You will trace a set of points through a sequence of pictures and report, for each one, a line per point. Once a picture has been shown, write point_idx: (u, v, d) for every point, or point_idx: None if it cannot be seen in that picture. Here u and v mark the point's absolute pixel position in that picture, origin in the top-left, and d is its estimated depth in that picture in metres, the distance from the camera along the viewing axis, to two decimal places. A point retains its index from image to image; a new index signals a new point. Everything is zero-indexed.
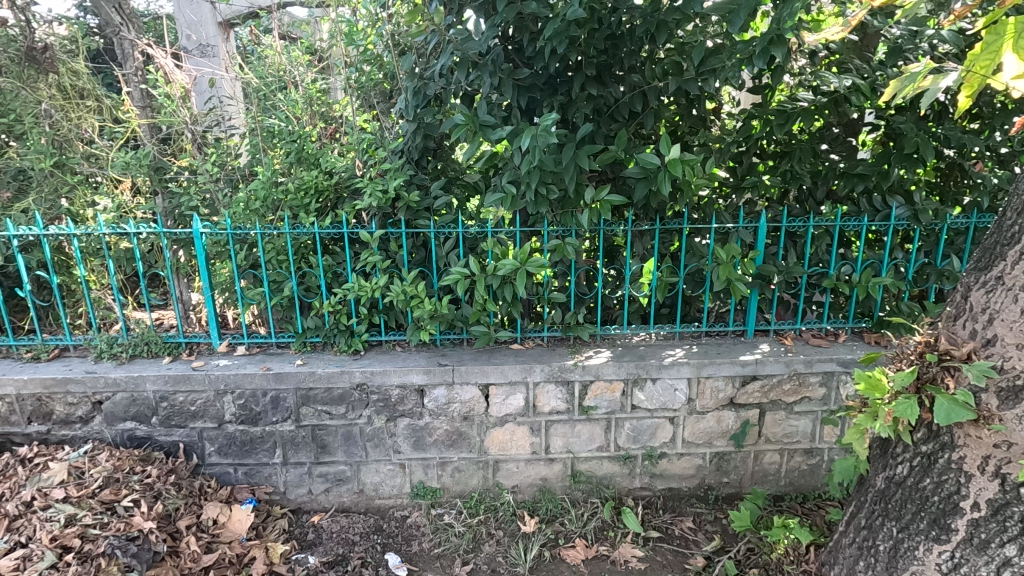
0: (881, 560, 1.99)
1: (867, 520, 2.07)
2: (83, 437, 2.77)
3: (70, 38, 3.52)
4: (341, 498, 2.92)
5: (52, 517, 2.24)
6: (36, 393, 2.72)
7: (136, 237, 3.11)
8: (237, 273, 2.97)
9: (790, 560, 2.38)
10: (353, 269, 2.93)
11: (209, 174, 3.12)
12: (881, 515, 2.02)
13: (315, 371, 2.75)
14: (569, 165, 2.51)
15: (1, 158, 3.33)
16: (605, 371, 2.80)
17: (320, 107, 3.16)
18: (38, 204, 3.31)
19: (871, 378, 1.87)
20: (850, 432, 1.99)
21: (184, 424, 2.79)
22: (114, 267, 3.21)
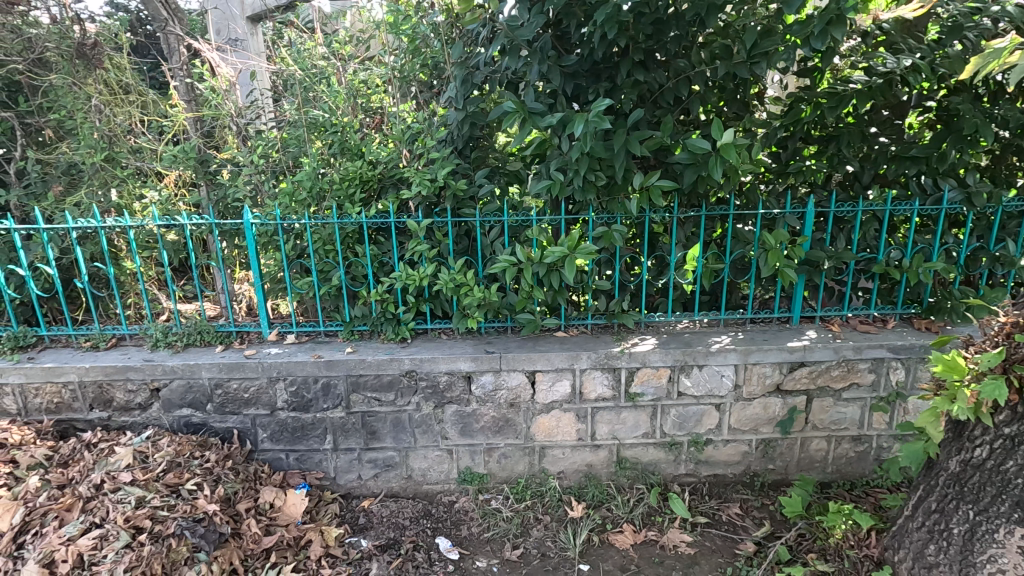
0: (954, 544, 1.99)
1: (938, 504, 2.07)
2: (142, 423, 2.86)
3: (115, 35, 3.59)
4: (390, 483, 2.98)
5: (123, 499, 2.29)
6: (98, 380, 2.80)
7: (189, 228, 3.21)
8: (285, 262, 3.01)
9: (849, 545, 2.37)
10: (399, 258, 2.96)
11: (254, 166, 3.18)
12: (955, 498, 2.02)
13: (365, 358, 2.80)
14: (619, 151, 2.49)
15: (54, 153, 3.45)
16: (651, 358, 2.80)
17: (361, 98, 3.20)
18: (90, 198, 3.40)
19: (949, 359, 1.90)
20: (925, 416, 2.01)
21: (238, 411, 2.86)
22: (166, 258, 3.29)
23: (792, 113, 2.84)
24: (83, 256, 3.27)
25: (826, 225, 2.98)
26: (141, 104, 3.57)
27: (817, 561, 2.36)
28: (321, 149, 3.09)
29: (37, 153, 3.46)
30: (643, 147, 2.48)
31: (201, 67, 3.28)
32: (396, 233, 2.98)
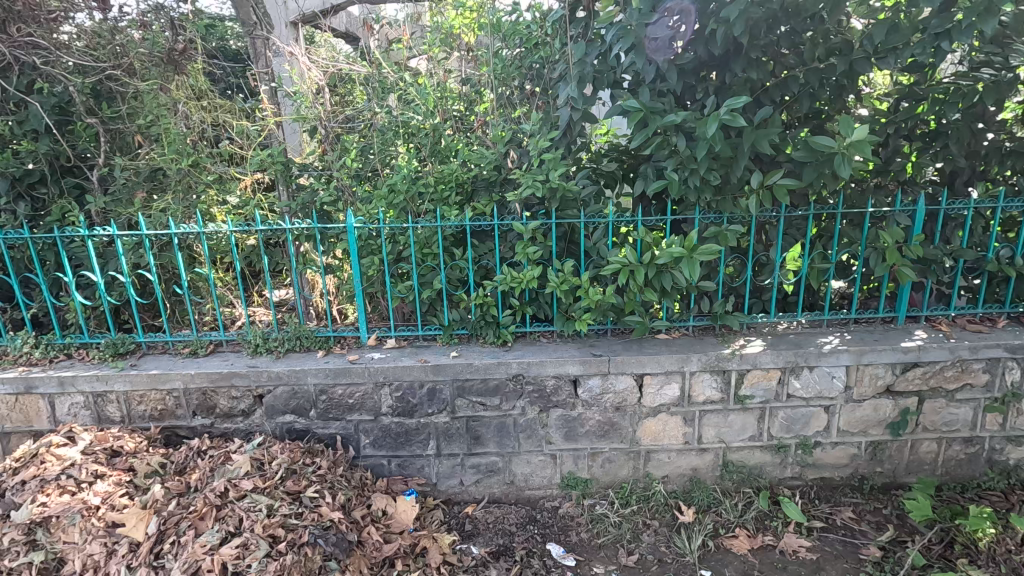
0: None
1: None
2: (246, 430, 2.83)
3: (194, 39, 3.60)
4: (492, 489, 2.94)
5: (251, 507, 2.26)
6: (203, 387, 2.78)
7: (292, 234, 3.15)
8: (386, 267, 2.95)
9: (1004, 547, 2.39)
10: (500, 261, 2.93)
11: (344, 170, 3.17)
12: None
13: (472, 362, 2.76)
14: (745, 149, 2.43)
15: (139, 159, 3.45)
16: (763, 360, 2.76)
17: (451, 99, 3.17)
18: (176, 204, 3.40)
19: None
20: None
21: (342, 417, 2.83)
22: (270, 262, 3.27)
23: (905, 110, 2.81)
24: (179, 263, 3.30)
25: (933, 224, 2.93)
26: (221, 107, 3.58)
27: (968, 566, 2.36)
28: (413, 152, 3.11)
29: (121, 159, 3.45)
30: (769, 145, 2.41)
31: (286, 68, 3.28)
32: (495, 235, 2.95)
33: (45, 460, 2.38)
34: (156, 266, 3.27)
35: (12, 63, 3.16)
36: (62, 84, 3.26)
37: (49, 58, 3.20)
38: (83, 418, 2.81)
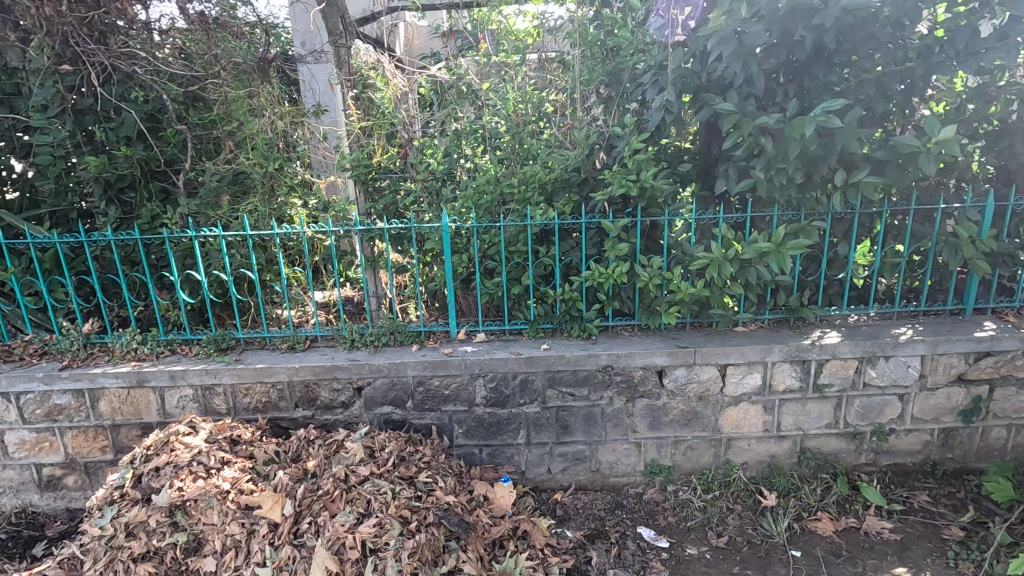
0: None
1: None
2: (345, 421, 2.96)
3: (273, 48, 3.76)
4: (578, 476, 3.07)
5: (375, 490, 2.38)
6: (306, 380, 2.91)
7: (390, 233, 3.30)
8: (477, 264, 3.08)
9: None
10: (585, 258, 3.05)
11: (426, 171, 3.36)
12: None
13: (564, 354, 2.89)
14: (835, 148, 2.55)
15: (224, 163, 3.58)
16: (841, 350, 2.88)
17: (530, 102, 3.29)
18: (262, 206, 3.55)
19: None
20: None
21: (437, 407, 2.96)
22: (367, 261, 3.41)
23: (974, 110, 2.94)
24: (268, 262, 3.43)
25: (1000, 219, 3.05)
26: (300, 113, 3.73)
27: None
28: (494, 155, 3.26)
29: (207, 164, 3.60)
30: (857, 145, 2.54)
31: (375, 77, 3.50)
32: (578, 233, 3.08)
33: (175, 448, 2.49)
34: (255, 265, 3.43)
35: (112, 72, 3.31)
36: (156, 92, 3.41)
37: (146, 67, 3.36)
38: (191, 410, 2.95)
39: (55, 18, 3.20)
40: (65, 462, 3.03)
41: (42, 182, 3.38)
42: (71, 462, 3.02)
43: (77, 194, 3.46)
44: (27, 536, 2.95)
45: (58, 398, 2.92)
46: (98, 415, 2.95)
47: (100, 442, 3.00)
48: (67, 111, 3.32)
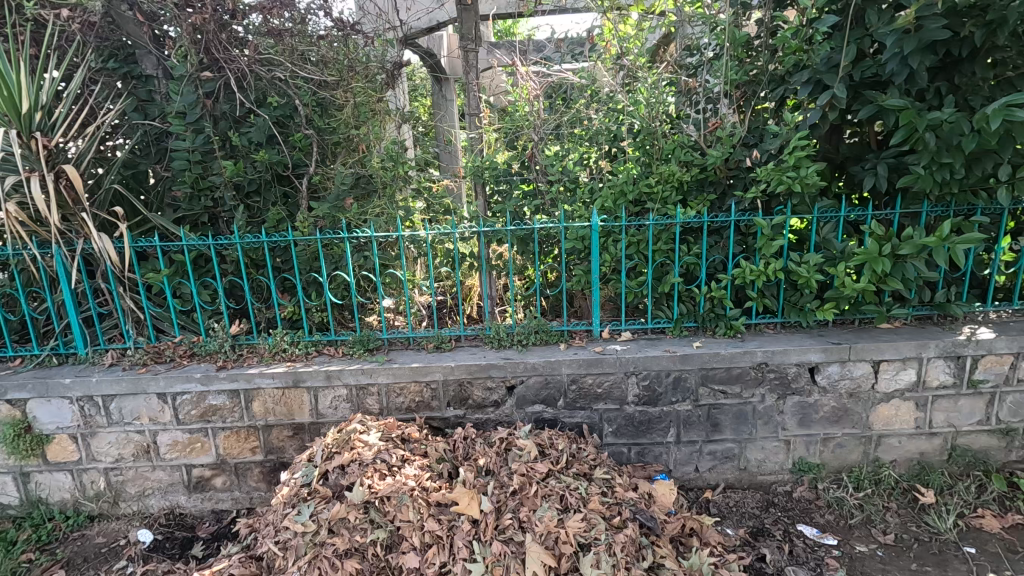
0: None
1: None
2: (496, 420, 2.97)
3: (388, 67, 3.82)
4: (726, 475, 3.06)
5: (564, 485, 2.39)
6: (461, 378, 2.92)
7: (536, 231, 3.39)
8: (623, 263, 3.07)
9: None
10: (729, 256, 3.06)
11: (557, 174, 3.41)
12: None
13: (718, 352, 2.89)
14: (1006, 143, 2.55)
15: (348, 166, 3.61)
16: (998, 346, 2.87)
17: (663, 104, 3.31)
18: (390, 208, 3.58)
19: None
20: None
21: (588, 406, 2.96)
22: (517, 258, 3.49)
23: None
24: (401, 263, 3.46)
25: None
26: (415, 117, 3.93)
27: None
28: (630, 155, 3.29)
29: (332, 167, 3.65)
30: None
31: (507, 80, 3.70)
32: (721, 231, 3.09)
33: (356, 445, 2.50)
34: (399, 265, 3.49)
35: (250, 78, 3.36)
36: (290, 97, 3.46)
37: (286, 74, 3.43)
38: (343, 410, 2.96)
39: (198, 26, 3.26)
40: (215, 463, 3.04)
41: (178, 187, 3.42)
42: (221, 463, 3.04)
43: (209, 198, 3.49)
44: (180, 537, 2.96)
45: (214, 399, 2.94)
46: (251, 415, 2.97)
47: (251, 442, 3.01)
48: (204, 116, 3.37)
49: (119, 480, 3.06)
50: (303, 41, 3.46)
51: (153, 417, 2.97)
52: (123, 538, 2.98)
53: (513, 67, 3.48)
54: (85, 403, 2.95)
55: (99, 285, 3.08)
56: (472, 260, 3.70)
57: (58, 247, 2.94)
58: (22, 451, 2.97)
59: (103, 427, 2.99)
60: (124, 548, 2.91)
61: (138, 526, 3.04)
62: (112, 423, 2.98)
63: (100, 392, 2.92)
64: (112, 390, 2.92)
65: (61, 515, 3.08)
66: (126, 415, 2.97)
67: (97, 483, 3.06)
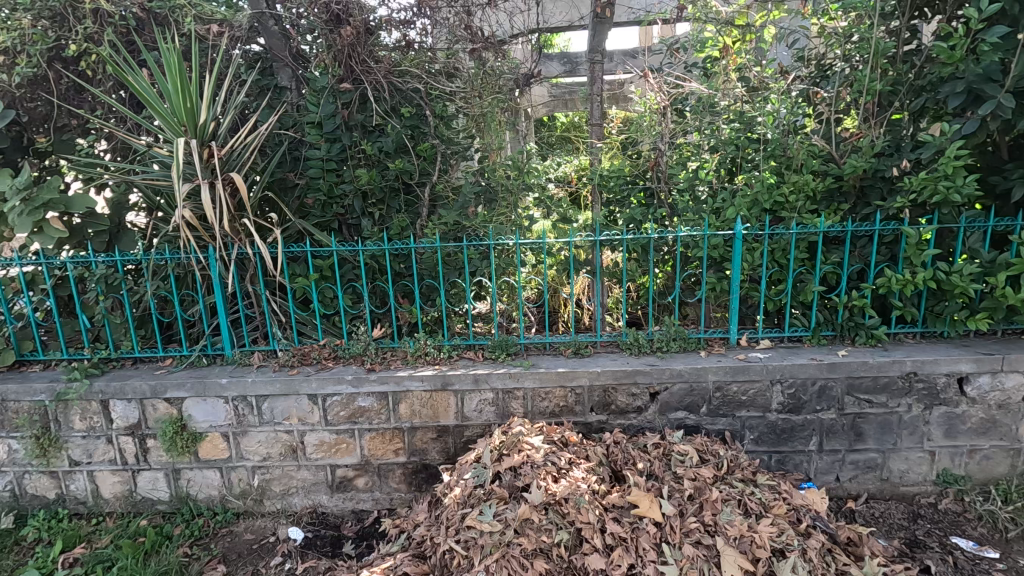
0: None
1: None
2: (638, 426, 2.99)
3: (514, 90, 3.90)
4: (868, 485, 3.03)
5: (739, 490, 2.41)
6: (606, 384, 2.95)
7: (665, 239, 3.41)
8: (763, 272, 3.07)
9: None
10: (869, 266, 3.07)
11: (686, 184, 3.44)
12: None
13: (867, 360, 2.89)
14: None
15: (472, 176, 3.70)
16: None
17: (795, 114, 3.33)
18: (515, 217, 3.65)
19: None
20: None
21: (731, 413, 2.97)
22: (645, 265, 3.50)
23: None
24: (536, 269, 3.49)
25: None
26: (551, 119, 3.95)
27: None
28: (761, 165, 3.31)
29: (456, 176, 3.73)
30: None
31: (633, 92, 3.77)
32: (860, 241, 3.10)
33: (524, 447, 2.55)
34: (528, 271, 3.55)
35: (387, 89, 3.48)
36: (422, 107, 3.57)
37: (419, 86, 3.54)
38: (487, 414, 3.01)
39: (340, 40, 3.38)
40: (358, 464, 3.11)
41: (314, 195, 3.53)
42: (365, 463, 3.10)
43: (340, 206, 3.60)
44: (327, 535, 3.02)
45: (362, 401, 3.01)
46: (397, 417, 3.03)
47: (395, 444, 3.07)
48: (340, 126, 3.48)
49: (266, 479, 3.15)
50: (436, 53, 3.58)
51: (302, 417, 3.05)
52: (271, 536, 3.06)
53: (642, 79, 3.55)
54: (239, 403, 3.04)
55: (249, 289, 3.19)
56: (586, 270, 3.77)
57: (215, 251, 3.05)
58: (177, 448, 3.07)
59: (254, 426, 3.08)
60: (276, 545, 2.98)
61: (285, 524, 3.11)
62: (263, 422, 3.07)
63: (255, 392, 3.02)
64: (266, 391, 3.01)
65: (208, 512, 3.17)
66: (276, 415, 3.05)
67: (244, 480, 3.15)
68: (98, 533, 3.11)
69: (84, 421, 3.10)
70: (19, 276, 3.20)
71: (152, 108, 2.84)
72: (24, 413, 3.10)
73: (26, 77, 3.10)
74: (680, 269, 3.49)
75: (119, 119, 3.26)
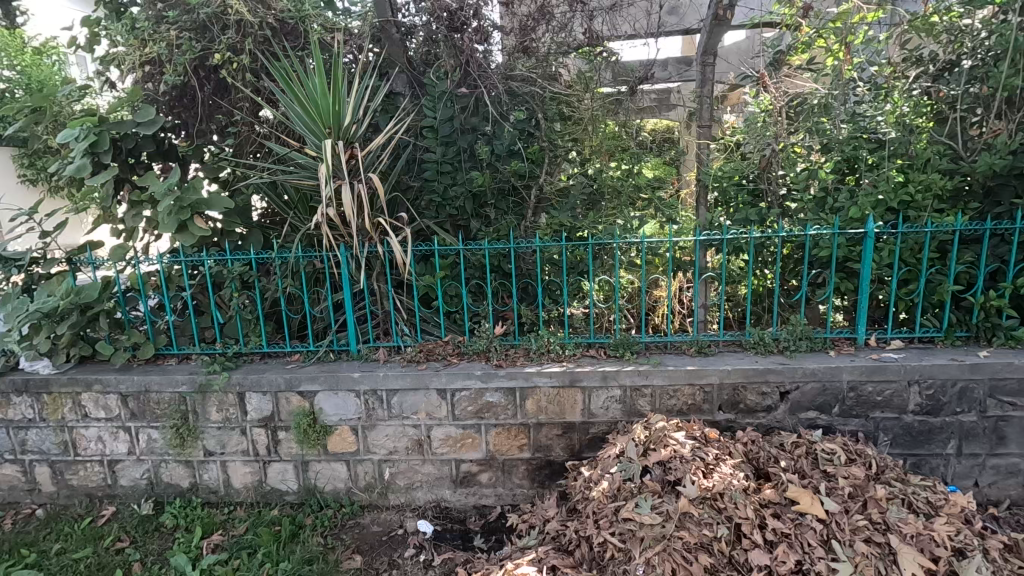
0: None
1: None
2: (768, 425, 2.96)
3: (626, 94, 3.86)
4: (1009, 491, 2.94)
5: (908, 489, 2.44)
6: (736, 383, 2.94)
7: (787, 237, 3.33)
8: (895, 271, 3.02)
9: None
10: (1006, 266, 3.01)
11: (804, 184, 3.43)
12: None
13: (1012, 362, 2.81)
14: None
15: (582, 178, 3.75)
16: None
17: (919, 112, 3.29)
18: (624, 218, 3.69)
19: None
20: None
21: (865, 414, 2.92)
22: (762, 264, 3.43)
23: None
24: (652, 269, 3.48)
25: None
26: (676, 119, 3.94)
27: None
28: (885, 164, 3.27)
29: (565, 178, 3.79)
30: None
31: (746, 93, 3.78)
32: (996, 240, 3.04)
33: (670, 442, 2.56)
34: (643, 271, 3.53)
35: (503, 93, 3.57)
36: (535, 110, 3.64)
37: (534, 89, 3.61)
38: (614, 411, 3.03)
39: (461, 46, 3.48)
40: (483, 459, 3.16)
41: (431, 197, 3.64)
42: (490, 459, 3.15)
43: (453, 207, 3.70)
44: (454, 529, 3.07)
45: (491, 396, 3.07)
46: (524, 413, 3.08)
47: (520, 440, 3.11)
48: (456, 129, 3.57)
49: (392, 472, 3.22)
50: (550, 59, 3.65)
51: (431, 412, 3.12)
52: (399, 528, 3.12)
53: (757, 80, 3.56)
54: (369, 397, 3.13)
55: (376, 287, 3.30)
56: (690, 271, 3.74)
57: (346, 248, 3.16)
58: (310, 439, 3.17)
59: (383, 420, 3.15)
60: (406, 537, 3.03)
61: (411, 517, 3.17)
62: (391, 416, 3.15)
63: (386, 386, 3.10)
64: (397, 385, 3.09)
65: (335, 504, 3.25)
66: (405, 409, 3.13)
67: (369, 473, 3.22)
68: (231, 521, 3.22)
69: (221, 412, 3.23)
70: (159, 273, 3.36)
71: (296, 116, 3.01)
72: (165, 404, 3.25)
73: (172, 84, 3.29)
74: (795, 269, 3.46)
75: (253, 125, 3.43)
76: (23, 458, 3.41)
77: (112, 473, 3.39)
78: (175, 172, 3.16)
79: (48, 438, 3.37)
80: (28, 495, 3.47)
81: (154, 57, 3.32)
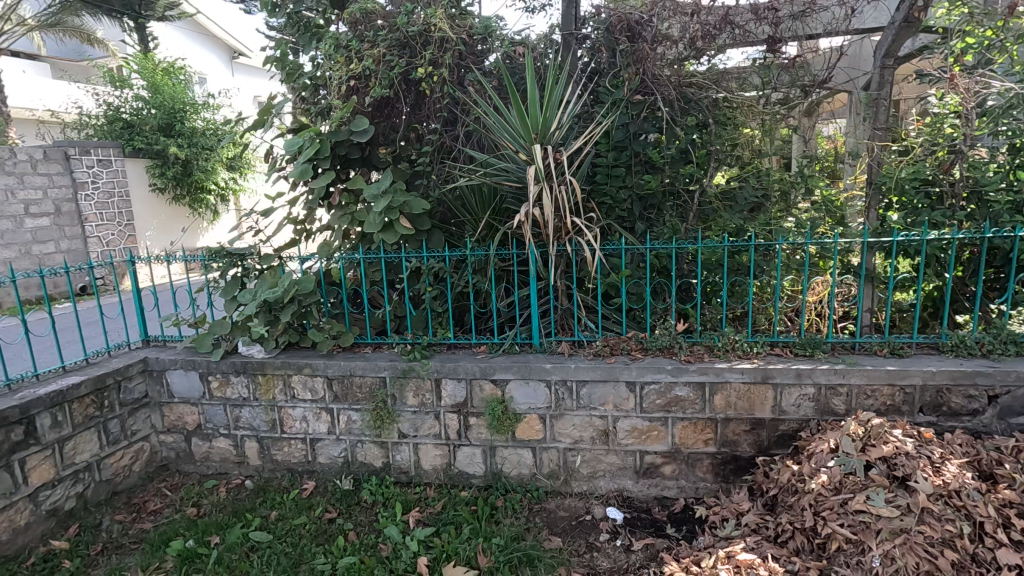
0: None
1: None
2: (974, 429, 2.92)
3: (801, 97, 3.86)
4: None
5: None
6: (941, 384, 2.91)
7: (984, 239, 3.24)
8: None
9: None
10: None
11: (999, 185, 3.34)
12: None
13: None
14: None
15: (750, 181, 3.80)
16: None
17: None
18: (795, 221, 3.73)
19: None
20: None
21: None
22: (952, 267, 3.35)
23: None
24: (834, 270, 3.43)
25: None
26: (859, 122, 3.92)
27: None
28: None
29: (731, 182, 3.86)
30: None
31: (928, 94, 3.71)
32: None
33: (891, 439, 2.61)
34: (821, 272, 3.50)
35: (679, 100, 3.68)
36: (706, 115, 3.73)
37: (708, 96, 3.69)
38: (805, 409, 3.06)
39: (641, 55, 3.61)
40: (668, 451, 3.25)
41: (603, 199, 3.78)
42: (675, 451, 3.24)
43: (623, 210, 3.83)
44: (642, 517, 3.18)
45: (680, 390, 3.17)
46: (712, 408, 3.15)
47: (706, 434, 3.19)
48: (630, 135, 3.71)
49: (576, 461, 3.37)
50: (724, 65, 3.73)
51: (618, 403, 3.25)
52: (586, 514, 3.25)
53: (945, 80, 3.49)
54: (559, 387, 3.30)
55: (561, 284, 3.48)
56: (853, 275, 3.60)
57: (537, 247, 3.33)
58: (501, 426, 3.37)
59: (570, 410, 3.31)
60: (596, 522, 3.16)
61: (596, 504, 3.31)
62: (579, 407, 3.30)
63: (576, 377, 3.26)
64: (588, 376, 3.24)
65: (521, 488, 3.43)
66: (594, 400, 3.28)
67: (554, 461, 3.39)
68: (424, 500, 3.46)
69: (417, 397, 3.49)
70: (360, 268, 3.68)
71: (502, 129, 3.26)
72: (367, 388, 3.54)
73: (377, 97, 3.59)
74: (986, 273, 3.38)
75: (444, 133, 3.69)
76: (235, 433, 3.80)
77: (312, 451, 3.72)
78: (385, 176, 3.48)
79: (259, 415, 3.74)
80: (237, 467, 3.86)
81: (360, 73, 3.63)
